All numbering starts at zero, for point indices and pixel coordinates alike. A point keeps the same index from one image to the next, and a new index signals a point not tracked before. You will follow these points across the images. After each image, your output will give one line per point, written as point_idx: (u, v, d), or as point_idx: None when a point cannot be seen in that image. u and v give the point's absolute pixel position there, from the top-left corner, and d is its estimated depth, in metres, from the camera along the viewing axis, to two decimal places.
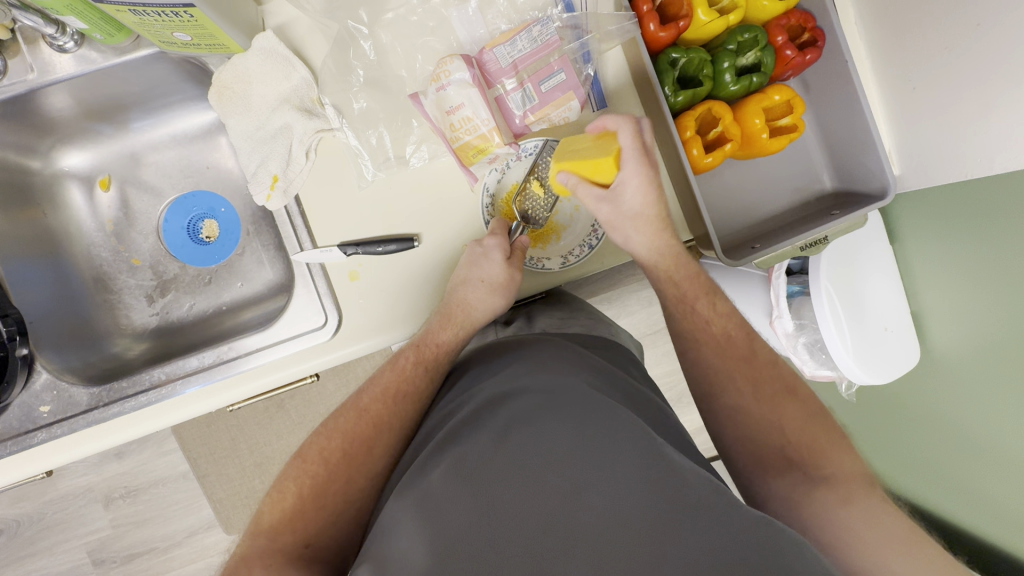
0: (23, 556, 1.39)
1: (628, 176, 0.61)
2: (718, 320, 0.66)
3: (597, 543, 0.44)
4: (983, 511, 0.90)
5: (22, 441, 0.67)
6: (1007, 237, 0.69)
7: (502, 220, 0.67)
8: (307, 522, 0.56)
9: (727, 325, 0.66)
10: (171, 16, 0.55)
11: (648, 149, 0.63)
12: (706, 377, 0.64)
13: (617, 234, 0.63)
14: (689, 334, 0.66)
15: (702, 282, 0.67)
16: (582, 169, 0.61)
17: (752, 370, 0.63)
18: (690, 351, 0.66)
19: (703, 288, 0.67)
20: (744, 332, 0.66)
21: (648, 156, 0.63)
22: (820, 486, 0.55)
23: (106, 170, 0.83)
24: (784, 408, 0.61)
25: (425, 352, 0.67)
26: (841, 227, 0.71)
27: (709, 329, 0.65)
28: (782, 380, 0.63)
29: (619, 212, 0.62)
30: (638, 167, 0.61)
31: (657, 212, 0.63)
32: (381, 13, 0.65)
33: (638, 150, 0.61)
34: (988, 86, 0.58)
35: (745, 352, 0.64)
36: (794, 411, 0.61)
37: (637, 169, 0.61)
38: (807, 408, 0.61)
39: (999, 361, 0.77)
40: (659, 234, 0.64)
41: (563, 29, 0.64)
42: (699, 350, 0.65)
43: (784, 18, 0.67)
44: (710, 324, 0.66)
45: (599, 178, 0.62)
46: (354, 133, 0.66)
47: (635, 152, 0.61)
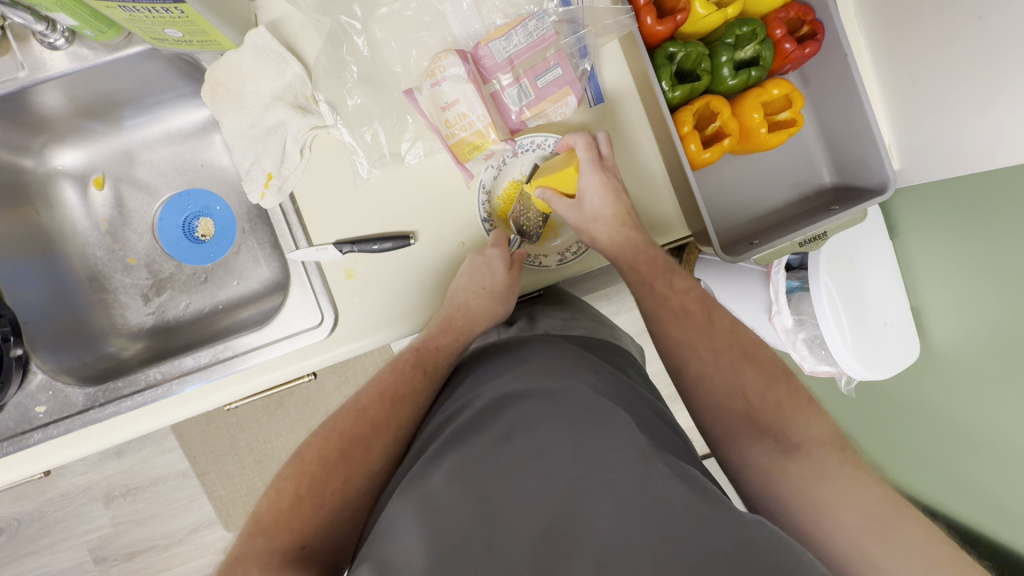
0: (23, 554, 1.39)
1: (587, 182, 0.65)
2: (677, 296, 0.66)
3: (598, 544, 0.44)
4: (986, 506, 0.89)
5: (18, 442, 0.67)
6: (1010, 228, 0.68)
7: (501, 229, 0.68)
8: (304, 521, 0.55)
9: (685, 299, 0.66)
10: (161, 12, 0.54)
11: (606, 159, 0.65)
12: (669, 348, 0.65)
13: (584, 236, 0.68)
14: (654, 313, 0.67)
15: (661, 265, 0.66)
16: (551, 183, 0.67)
17: (710, 338, 0.63)
18: (655, 323, 0.67)
19: (662, 271, 0.66)
20: (705, 306, 0.66)
21: (609, 163, 0.65)
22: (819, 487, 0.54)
23: (100, 169, 0.83)
24: (744, 374, 0.61)
25: (425, 356, 0.68)
26: (841, 223, 0.69)
27: (667, 305, 0.66)
28: (742, 345, 0.63)
29: (584, 216, 0.67)
30: (594, 172, 0.64)
31: (617, 210, 0.66)
32: (375, 8, 0.64)
33: (593, 160, 0.64)
34: (988, 79, 0.57)
35: (704, 324, 0.64)
36: (753, 376, 0.60)
37: (592, 176, 0.64)
38: (765, 371, 0.61)
39: (1001, 356, 0.76)
40: (620, 228, 0.66)
41: (559, 23, 0.63)
42: (662, 320, 0.66)
43: (783, 11, 0.66)
44: (669, 299, 0.66)
45: (567, 190, 0.68)
46: (349, 130, 0.65)
47: (591, 160, 0.64)
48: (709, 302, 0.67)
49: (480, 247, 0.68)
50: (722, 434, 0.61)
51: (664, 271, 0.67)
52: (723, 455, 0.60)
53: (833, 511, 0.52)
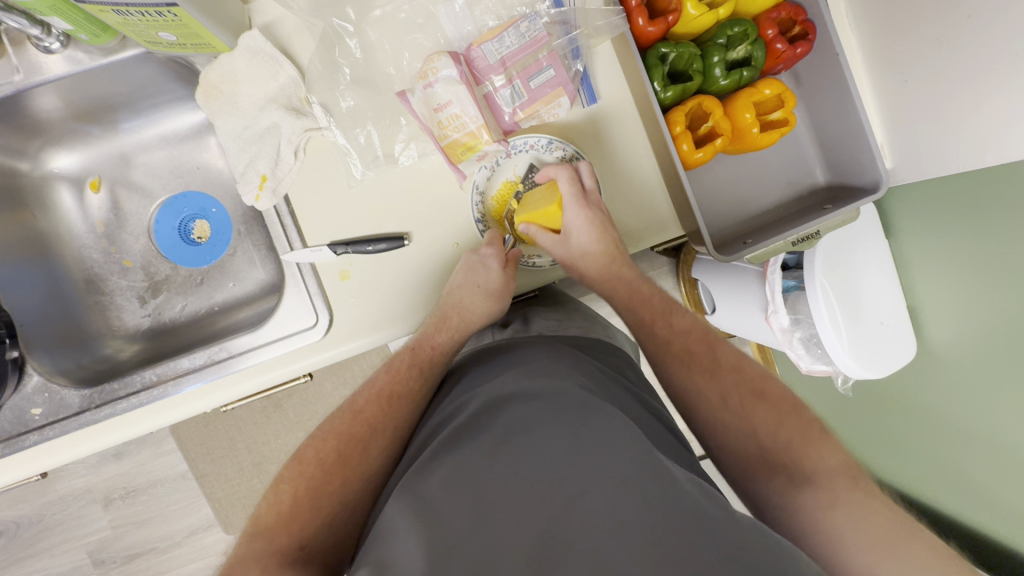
0: (22, 557, 1.39)
1: (571, 220, 0.65)
2: (679, 337, 0.67)
3: (591, 543, 0.43)
4: (985, 505, 0.89)
5: (14, 444, 0.67)
6: (1003, 226, 0.68)
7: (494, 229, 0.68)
8: (304, 524, 0.55)
9: (686, 340, 0.67)
10: (154, 15, 0.55)
11: (590, 191, 0.65)
12: (673, 394, 0.65)
13: (575, 270, 0.69)
14: (655, 356, 0.67)
15: (657, 304, 0.70)
16: (536, 218, 0.68)
17: (717, 381, 0.62)
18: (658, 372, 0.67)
19: (658, 310, 0.70)
20: (706, 342, 0.66)
21: (592, 198, 0.65)
22: (814, 490, 0.53)
23: (96, 172, 0.83)
24: (754, 412, 0.59)
25: (420, 354, 0.68)
26: (834, 222, 0.68)
27: (671, 347, 0.66)
28: (749, 382, 0.62)
29: (570, 252, 0.68)
30: (578, 209, 0.64)
31: (604, 245, 0.66)
32: (369, 11, 0.65)
33: (576, 195, 0.64)
34: (979, 78, 0.57)
35: (709, 363, 0.64)
36: (765, 414, 0.59)
37: (577, 213, 0.64)
38: (777, 408, 0.60)
39: (997, 355, 0.76)
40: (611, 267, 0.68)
41: (551, 24, 0.63)
42: (663, 356, 0.66)
43: (775, 12, 0.66)
44: (672, 341, 0.66)
45: (551, 225, 0.68)
46: (342, 132, 0.65)
47: (574, 195, 0.64)
48: (712, 337, 0.67)
49: (474, 246, 0.68)
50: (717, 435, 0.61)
51: (662, 311, 0.69)
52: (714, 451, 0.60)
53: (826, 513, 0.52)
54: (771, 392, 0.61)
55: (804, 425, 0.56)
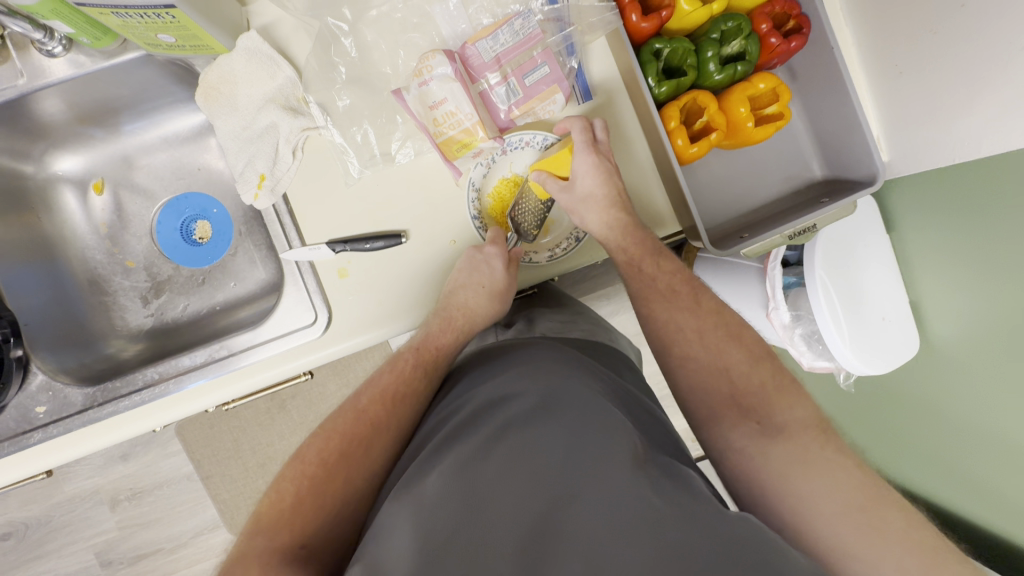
0: (31, 558, 1.40)
1: (580, 166, 0.64)
2: (664, 276, 0.66)
3: (587, 546, 0.44)
4: (987, 498, 0.88)
5: (19, 441, 0.68)
6: (1005, 224, 0.68)
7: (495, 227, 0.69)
8: (306, 521, 0.55)
9: (672, 279, 0.66)
10: (153, 18, 0.56)
11: (602, 144, 0.65)
12: (656, 329, 0.65)
13: (575, 218, 0.67)
14: (640, 295, 0.67)
15: (650, 244, 0.66)
16: (548, 165, 0.67)
17: (698, 318, 0.64)
18: (643, 308, 0.67)
19: (650, 250, 0.66)
20: (692, 288, 0.66)
21: (604, 148, 0.65)
22: None
23: (99, 174, 0.84)
24: (728, 352, 0.61)
25: (425, 355, 0.68)
26: (829, 215, 0.67)
27: (657, 287, 0.66)
28: (726, 325, 0.64)
29: (573, 199, 0.66)
30: (586, 155, 0.63)
31: (608, 191, 0.65)
32: (365, 11, 0.65)
33: (587, 142, 0.64)
34: (976, 67, 0.57)
35: (689, 302, 0.65)
36: (738, 356, 0.61)
37: (584, 157, 0.63)
38: (750, 351, 0.61)
39: (1000, 350, 0.75)
40: (613, 212, 0.65)
41: (545, 21, 0.63)
42: (650, 304, 0.66)
43: (769, 6, 0.66)
44: (657, 279, 0.66)
45: (562, 172, 0.67)
46: (339, 130, 0.66)
47: (586, 142, 0.64)
48: (698, 287, 0.67)
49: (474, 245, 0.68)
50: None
51: (653, 250, 0.66)
52: (708, 441, 0.60)
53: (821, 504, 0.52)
54: None
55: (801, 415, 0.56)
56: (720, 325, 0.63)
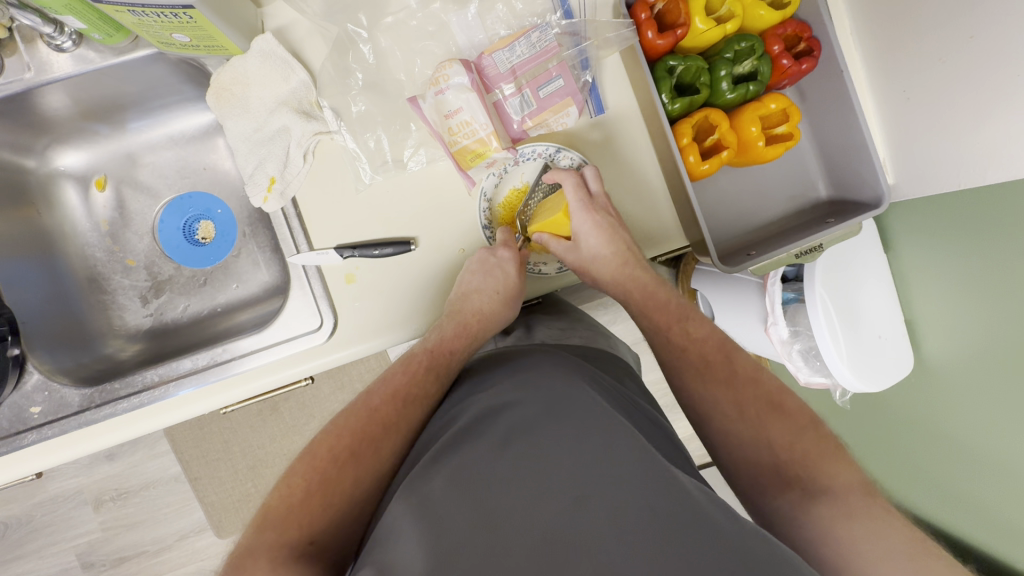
0: (10, 558, 1.37)
1: (579, 225, 0.65)
2: (695, 345, 0.67)
3: (598, 550, 0.44)
4: (971, 512, 0.91)
5: (11, 442, 0.67)
6: (1000, 246, 0.69)
7: (505, 232, 0.69)
8: (313, 519, 0.54)
9: (704, 348, 0.67)
10: (170, 17, 0.55)
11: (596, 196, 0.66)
12: (691, 400, 0.65)
13: (586, 276, 0.70)
14: (673, 366, 0.67)
15: (673, 311, 0.70)
16: (547, 227, 0.69)
17: (734, 390, 0.63)
18: (676, 382, 0.67)
19: (674, 317, 0.70)
20: (724, 353, 0.67)
21: (600, 203, 0.66)
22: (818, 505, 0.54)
23: (102, 171, 0.83)
24: (769, 424, 0.61)
25: (438, 359, 0.67)
26: (836, 236, 0.70)
27: (687, 356, 0.67)
28: (766, 395, 0.63)
29: (581, 258, 0.68)
30: (584, 214, 0.64)
31: (616, 248, 0.67)
32: (381, 17, 0.65)
33: (582, 201, 0.65)
34: (984, 97, 0.58)
35: (725, 374, 0.65)
36: (780, 428, 0.60)
37: (583, 217, 0.64)
38: (794, 422, 0.61)
39: (990, 371, 0.77)
40: (623, 268, 0.68)
41: (562, 35, 0.64)
42: (662, 344, 0.69)
43: (782, 28, 0.67)
44: (689, 351, 0.67)
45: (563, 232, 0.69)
46: (352, 136, 0.66)
47: (581, 201, 0.65)
48: (728, 347, 0.68)
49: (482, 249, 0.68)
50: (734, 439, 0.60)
51: (678, 317, 0.70)
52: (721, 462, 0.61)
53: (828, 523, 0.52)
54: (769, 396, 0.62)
55: None
56: (728, 380, 0.64)
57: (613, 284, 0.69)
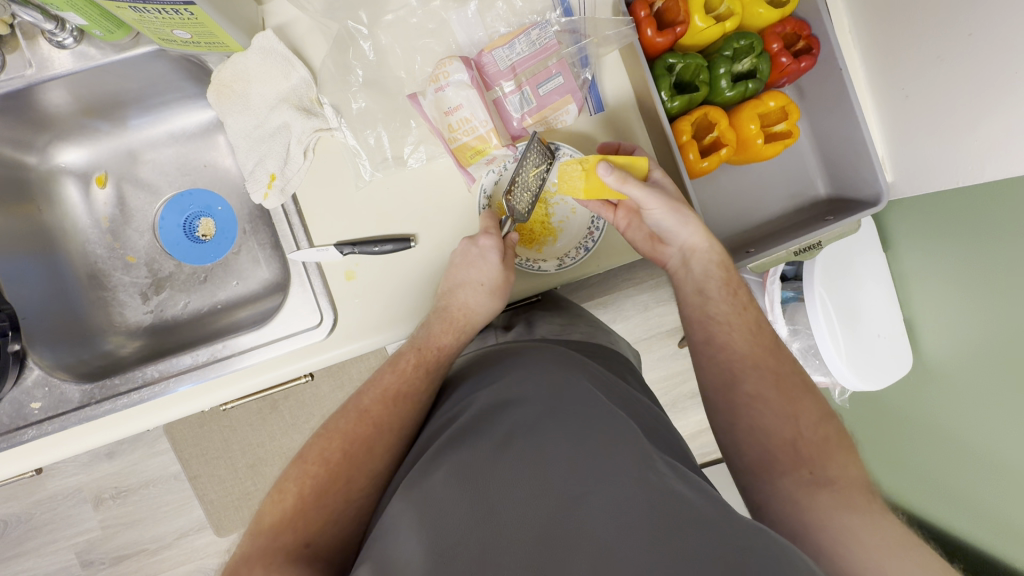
0: (10, 556, 1.37)
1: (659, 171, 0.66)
2: (749, 310, 0.68)
3: (597, 547, 0.43)
4: (969, 511, 0.91)
5: (12, 438, 0.67)
6: (1000, 245, 0.69)
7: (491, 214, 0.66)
8: (308, 522, 0.55)
9: (753, 316, 0.68)
10: (171, 13, 0.55)
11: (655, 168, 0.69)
12: (731, 357, 0.65)
13: (675, 214, 0.64)
14: (722, 321, 0.67)
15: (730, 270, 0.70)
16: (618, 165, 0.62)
17: (775, 358, 0.65)
18: (718, 337, 0.67)
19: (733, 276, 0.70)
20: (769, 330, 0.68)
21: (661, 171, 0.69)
22: (815, 500, 0.54)
23: (103, 167, 0.83)
24: (801, 402, 0.61)
25: (426, 355, 0.67)
26: (835, 233, 0.71)
27: (745, 313, 0.67)
28: (800, 375, 0.64)
29: (669, 193, 0.64)
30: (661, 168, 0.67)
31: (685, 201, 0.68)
32: (382, 15, 0.65)
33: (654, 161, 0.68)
34: (982, 96, 0.58)
35: (771, 343, 0.66)
36: (811, 406, 0.61)
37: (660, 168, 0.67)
38: (823, 407, 0.61)
39: (989, 371, 0.77)
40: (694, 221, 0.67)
41: (562, 33, 0.64)
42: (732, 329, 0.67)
43: (780, 26, 0.67)
44: (743, 312, 0.68)
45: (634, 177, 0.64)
46: (353, 133, 0.66)
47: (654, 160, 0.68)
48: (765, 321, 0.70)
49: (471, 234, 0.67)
50: (739, 434, 0.61)
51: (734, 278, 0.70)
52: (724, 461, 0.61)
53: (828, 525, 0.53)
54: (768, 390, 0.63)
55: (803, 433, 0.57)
56: (771, 351, 0.66)
57: (695, 235, 0.66)
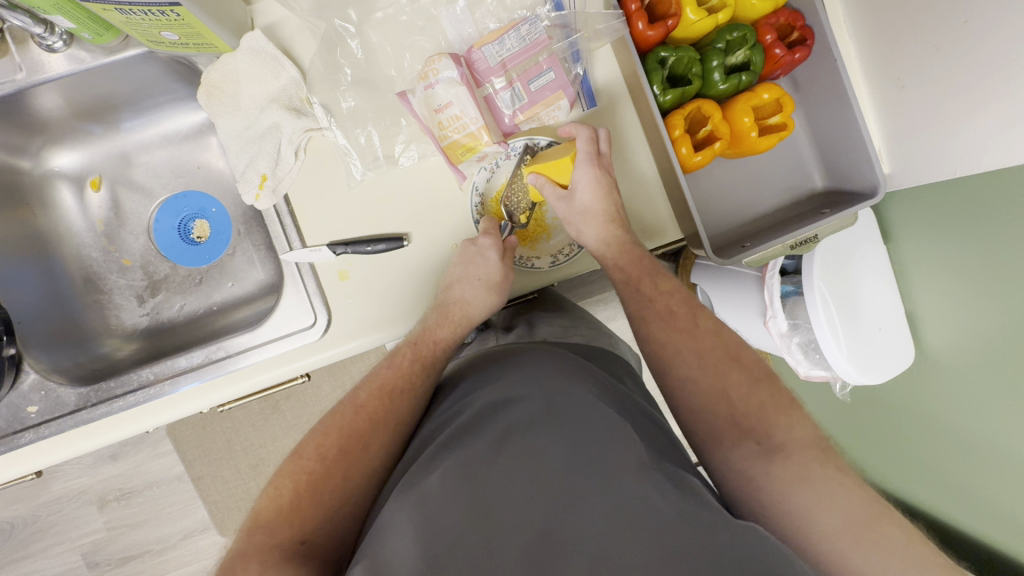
0: (17, 559, 1.38)
1: (580, 176, 0.63)
2: (662, 297, 0.67)
3: (594, 547, 0.44)
4: (976, 505, 0.90)
5: (9, 441, 0.67)
6: (1003, 239, 0.68)
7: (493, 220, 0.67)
8: (304, 518, 0.55)
9: (669, 301, 0.67)
10: (157, 15, 0.55)
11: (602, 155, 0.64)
12: (672, 363, 0.65)
13: (572, 229, 0.66)
14: (637, 313, 0.67)
15: (647, 264, 0.66)
16: (547, 171, 0.66)
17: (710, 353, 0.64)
18: (639, 330, 0.67)
19: (648, 270, 0.66)
20: (688, 307, 0.67)
21: (605, 161, 0.64)
22: None
23: (97, 171, 0.83)
24: (727, 375, 0.61)
25: (422, 349, 0.66)
26: (831, 227, 0.70)
27: (653, 307, 0.67)
28: (725, 346, 0.64)
29: (572, 209, 0.65)
30: (588, 168, 0.63)
31: (607, 207, 0.65)
32: (371, 13, 0.65)
33: (590, 154, 0.63)
34: (978, 84, 0.57)
35: (687, 324, 0.65)
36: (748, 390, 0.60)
37: (587, 169, 0.63)
38: (750, 372, 0.61)
39: (993, 363, 0.76)
40: (608, 226, 0.65)
41: (551, 27, 0.64)
42: (648, 320, 0.67)
43: (774, 17, 0.66)
44: (655, 301, 0.67)
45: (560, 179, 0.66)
46: (343, 132, 0.66)
47: (588, 154, 0.63)
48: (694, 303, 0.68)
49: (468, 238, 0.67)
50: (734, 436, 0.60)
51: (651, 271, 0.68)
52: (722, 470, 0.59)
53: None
54: (769, 387, 0.61)
55: (800, 430, 0.57)
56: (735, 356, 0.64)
57: (596, 243, 0.66)
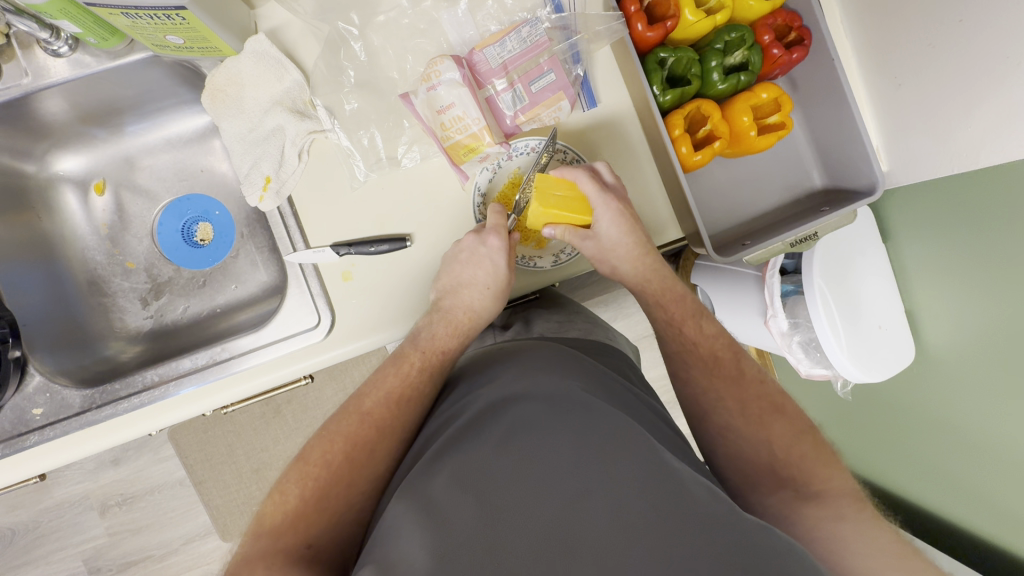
0: (18, 565, 1.38)
1: (601, 216, 0.64)
2: (706, 342, 0.68)
3: (603, 545, 0.44)
4: (983, 507, 0.89)
5: (14, 444, 0.67)
6: (1003, 237, 0.69)
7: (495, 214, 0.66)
8: (310, 523, 0.55)
9: (714, 345, 0.68)
10: (163, 19, 0.56)
11: (611, 185, 0.65)
12: (692, 391, 0.66)
13: (604, 265, 0.68)
14: (679, 355, 0.68)
15: (689, 304, 0.70)
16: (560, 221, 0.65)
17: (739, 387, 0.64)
18: (681, 370, 0.68)
19: (690, 311, 0.70)
20: (733, 352, 0.68)
21: (616, 191, 0.65)
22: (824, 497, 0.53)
23: (101, 174, 0.84)
24: (771, 425, 0.61)
25: (430, 358, 0.66)
26: (833, 222, 0.68)
27: (698, 350, 0.67)
28: (768, 397, 0.64)
29: (600, 247, 0.66)
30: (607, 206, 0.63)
31: (636, 239, 0.67)
32: (373, 16, 0.66)
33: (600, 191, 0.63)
34: (973, 81, 0.58)
35: (731, 371, 0.66)
36: (780, 428, 0.61)
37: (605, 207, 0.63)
38: (794, 425, 0.61)
39: (998, 362, 0.76)
40: (641, 259, 0.68)
41: (552, 29, 0.65)
42: (685, 360, 0.68)
43: (771, 18, 0.67)
44: (698, 345, 0.68)
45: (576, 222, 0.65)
46: (346, 134, 0.66)
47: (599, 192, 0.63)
48: (737, 348, 0.69)
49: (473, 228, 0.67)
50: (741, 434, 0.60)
51: (693, 312, 0.70)
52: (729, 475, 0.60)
53: (832, 525, 0.53)
54: None
55: None
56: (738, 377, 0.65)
57: (634, 276, 0.69)
